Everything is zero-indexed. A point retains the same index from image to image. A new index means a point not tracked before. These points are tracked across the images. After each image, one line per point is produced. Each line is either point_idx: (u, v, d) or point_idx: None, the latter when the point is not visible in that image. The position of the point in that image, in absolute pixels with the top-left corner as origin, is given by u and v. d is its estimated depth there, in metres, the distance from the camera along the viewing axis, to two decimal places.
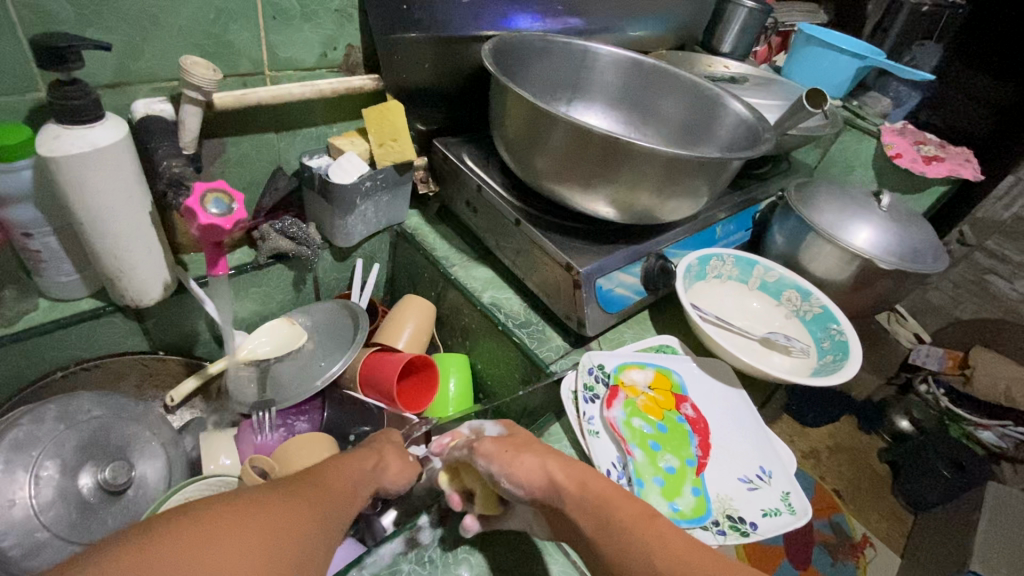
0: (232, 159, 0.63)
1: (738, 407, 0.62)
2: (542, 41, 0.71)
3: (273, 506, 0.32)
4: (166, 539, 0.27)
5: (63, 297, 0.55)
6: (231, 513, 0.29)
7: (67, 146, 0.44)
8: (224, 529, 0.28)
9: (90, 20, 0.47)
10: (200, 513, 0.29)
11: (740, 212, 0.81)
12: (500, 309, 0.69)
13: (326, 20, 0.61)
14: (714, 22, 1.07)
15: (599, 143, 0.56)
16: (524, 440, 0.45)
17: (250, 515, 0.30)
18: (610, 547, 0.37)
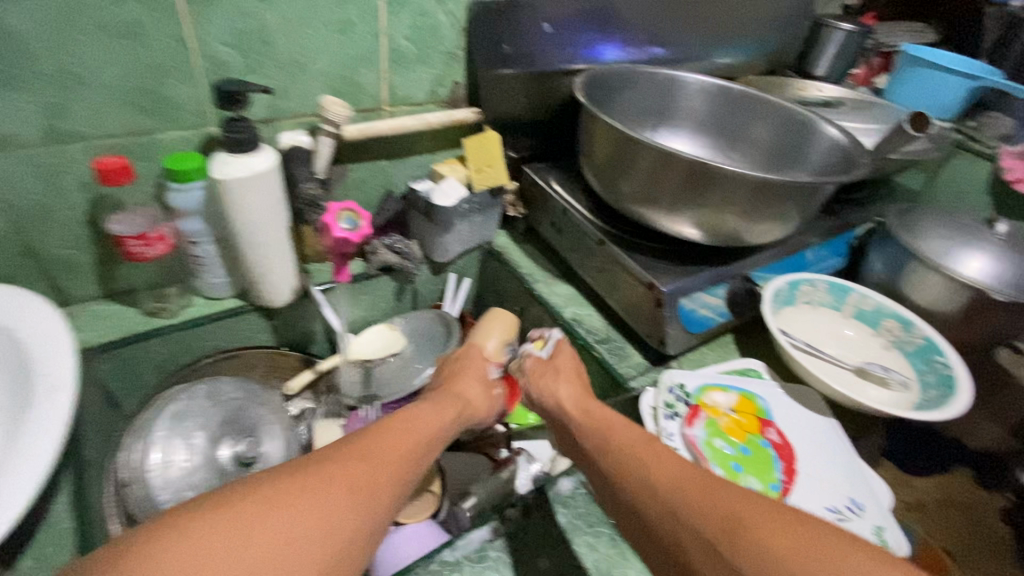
0: (352, 182, 0.73)
1: (827, 436, 0.61)
2: (630, 72, 0.75)
3: (303, 496, 0.33)
4: (200, 537, 0.30)
5: (214, 296, 0.65)
6: (252, 512, 0.32)
7: (235, 171, 0.53)
8: (256, 530, 0.31)
9: (254, 68, 0.57)
10: (223, 513, 0.31)
11: (834, 238, 0.78)
12: (582, 324, 0.72)
13: (438, 61, 0.69)
14: (807, 46, 1.06)
15: (685, 167, 0.58)
16: (559, 366, 0.59)
17: (273, 513, 0.32)
18: (618, 471, 0.43)
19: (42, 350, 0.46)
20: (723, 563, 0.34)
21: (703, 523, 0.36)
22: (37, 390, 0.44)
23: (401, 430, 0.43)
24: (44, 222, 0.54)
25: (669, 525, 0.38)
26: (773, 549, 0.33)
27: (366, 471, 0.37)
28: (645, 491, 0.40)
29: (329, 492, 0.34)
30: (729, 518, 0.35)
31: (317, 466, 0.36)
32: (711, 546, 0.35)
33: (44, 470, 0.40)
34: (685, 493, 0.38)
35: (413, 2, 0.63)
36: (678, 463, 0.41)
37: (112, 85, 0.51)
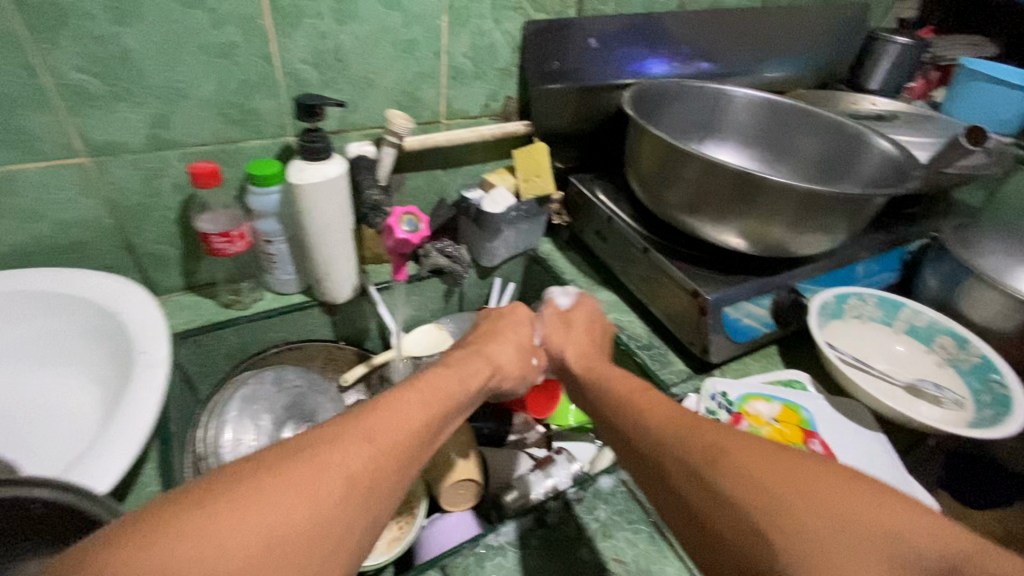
0: (409, 190, 0.78)
1: (876, 452, 0.60)
2: (678, 86, 0.77)
3: (308, 478, 0.31)
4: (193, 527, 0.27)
5: (283, 292, 0.71)
6: (252, 496, 0.29)
7: (309, 177, 0.58)
8: (257, 516, 0.28)
9: (328, 84, 0.62)
10: (216, 505, 0.28)
11: (884, 253, 0.77)
12: (624, 331, 0.73)
13: (493, 77, 0.73)
14: (860, 60, 1.05)
15: (732, 179, 0.60)
16: (575, 319, 0.64)
17: (276, 497, 0.29)
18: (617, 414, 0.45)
19: (141, 332, 0.52)
20: (703, 485, 0.35)
21: (690, 450, 0.37)
22: (136, 366, 0.49)
23: (413, 404, 0.39)
24: (142, 220, 0.61)
25: (660, 456, 0.39)
26: (753, 472, 0.34)
27: (370, 457, 0.34)
28: (642, 429, 0.42)
29: (328, 481, 0.31)
30: (714, 445, 0.37)
31: (317, 451, 0.32)
32: (695, 471, 0.36)
33: (144, 435, 0.45)
34: (678, 429, 0.40)
35: (473, 23, 0.67)
36: (672, 406, 0.42)
37: (207, 98, 0.57)
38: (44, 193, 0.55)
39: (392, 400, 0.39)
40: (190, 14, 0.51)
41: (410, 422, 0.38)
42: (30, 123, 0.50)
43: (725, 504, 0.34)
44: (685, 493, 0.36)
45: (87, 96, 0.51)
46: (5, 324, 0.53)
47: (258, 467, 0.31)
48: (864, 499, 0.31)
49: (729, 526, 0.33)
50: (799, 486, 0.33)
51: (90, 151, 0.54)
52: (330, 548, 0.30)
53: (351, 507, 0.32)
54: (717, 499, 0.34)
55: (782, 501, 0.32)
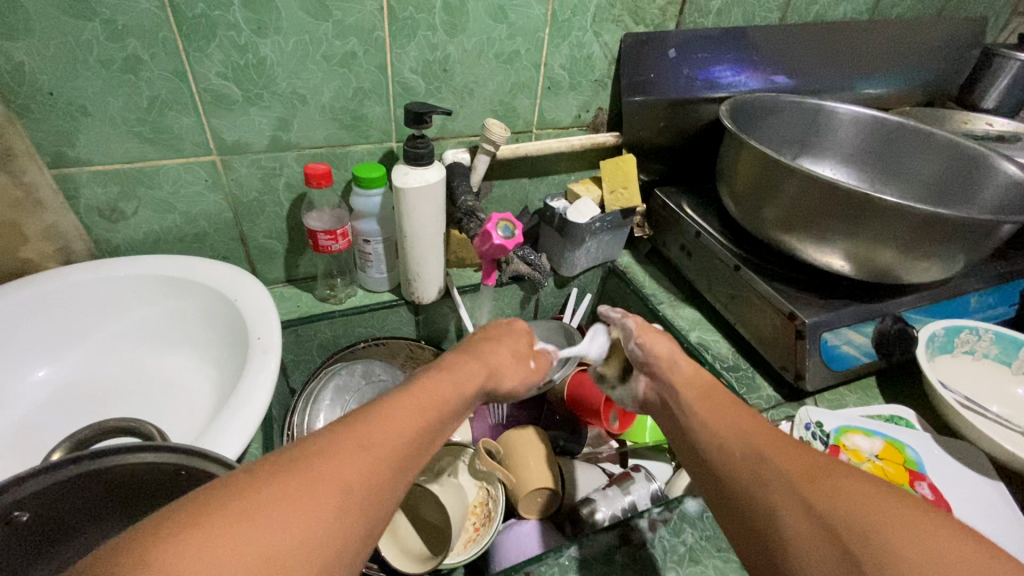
0: (496, 196, 0.79)
1: (995, 502, 0.55)
2: (778, 100, 0.75)
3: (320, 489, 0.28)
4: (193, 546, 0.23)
5: (374, 289, 0.74)
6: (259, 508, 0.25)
7: (413, 181, 0.61)
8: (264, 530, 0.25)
9: (433, 93, 0.65)
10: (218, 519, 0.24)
11: (1002, 285, 0.71)
12: (708, 350, 0.71)
13: (587, 89, 0.74)
14: (973, 76, 0.98)
15: (843, 199, 0.57)
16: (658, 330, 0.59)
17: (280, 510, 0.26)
18: (711, 427, 0.44)
19: (255, 319, 0.55)
20: (798, 499, 0.34)
21: (787, 467, 0.36)
22: (253, 349, 0.53)
23: (404, 411, 0.36)
24: (256, 215, 0.66)
25: (751, 465, 0.38)
26: (851, 495, 0.32)
27: (361, 465, 0.30)
28: (736, 440, 0.41)
29: (318, 489, 0.28)
30: (816, 467, 0.36)
31: (307, 462, 0.29)
32: (790, 484, 0.35)
33: (258, 417, 0.47)
34: (776, 445, 0.38)
35: (574, 35, 0.68)
36: (772, 428, 0.41)
37: (325, 104, 0.60)
38: (179, 187, 0.60)
39: (388, 408, 0.35)
40: (319, 25, 0.55)
41: (402, 431, 0.34)
42: (174, 123, 0.55)
43: (813, 517, 0.32)
44: (769, 499, 0.35)
45: (225, 100, 0.56)
46: (141, 304, 0.59)
47: (241, 484, 0.26)
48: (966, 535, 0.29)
49: (810, 536, 0.32)
50: (893, 508, 0.31)
51: (221, 150, 0.59)
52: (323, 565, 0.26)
53: (341, 515, 0.28)
54: (807, 509, 0.33)
55: (873, 520, 0.30)
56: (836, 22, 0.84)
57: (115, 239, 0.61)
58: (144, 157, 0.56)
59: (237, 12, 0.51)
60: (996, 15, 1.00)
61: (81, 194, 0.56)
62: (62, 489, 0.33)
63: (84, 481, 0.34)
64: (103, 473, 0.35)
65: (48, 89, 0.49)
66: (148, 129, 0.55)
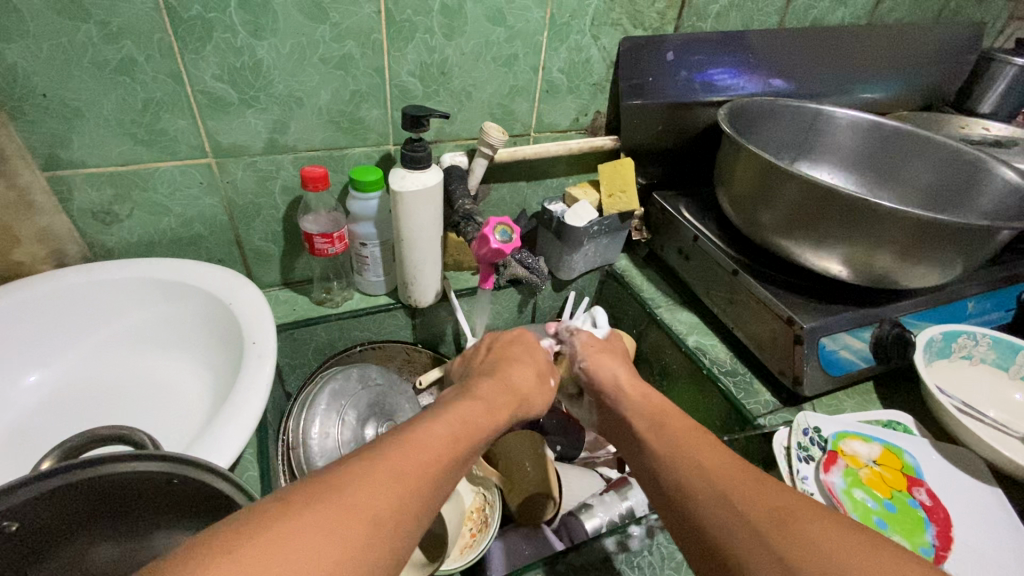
0: (494, 200, 0.79)
1: (993, 509, 0.55)
2: (776, 104, 0.74)
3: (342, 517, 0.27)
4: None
5: (371, 292, 0.74)
6: (288, 539, 0.25)
7: (410, 185, 0.60)
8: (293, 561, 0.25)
9: (431, 96, 0.65)
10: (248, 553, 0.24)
11: (999, 290, 0.72)
12: (706, 354, 0.71)
13: (585, 92, 0.74)
14: (969, 82, 0.98)
15: (841, 204, 0.57)
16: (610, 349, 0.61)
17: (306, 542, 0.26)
18: (672, 456, 0.41)
19: (251, 324, 0.55)
20: (769, 550, 0.32)
21: (748, 509, 0.34)
22: (248, 354, 0.52)
23: (432, 435, 0.36)
24: (252, 217, 0.65)
25: (713, 510, 0.36)
26: (816, 545, 0.31)
27: (386, 492, 0.30)
28: (696, 475, 0.38)
29: (341, 515, 0.27)
30: (777, 509, 0.34)
31: (334, 490, 0.28)
32: (758, 531, 0.33)
33: (253, 423, 0.47)
34: (735, 483, 0.36)
35: (572, 39, 0.67)
36: (731, 459, 0.39)
37: (322, 107, 0.60)
38: (174, 189, 0.59)
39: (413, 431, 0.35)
40: (316, 28, 0.55)
41: (431, 455, 0.34)
42: (170, 126, 0.55)
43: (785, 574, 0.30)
44: (736, 549, 0.33)
45: (221, 102, 0.56)
46: (135, 308, 0.58)
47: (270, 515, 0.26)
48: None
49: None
50: (870, 564, 0.30)
51: (216, 152, 0.58)
52: None
53: (374, 538, 0.28)
54: (778, 563, 0.31)
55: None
56: (834, 26, 0.84)
57: (109, 242, 0.61)
58: (139, 160, 0.56)
59: (233, 14, 0.51)
60: (993, 20, 1.00)
61: (74, 197, 0.56)
62: (56, 497, 0.33)
63: (78, 489, 0.34)
64: (97, 482, 0.34)
65: (41, 90, 0.49)
66: (143, 131, 0.54)
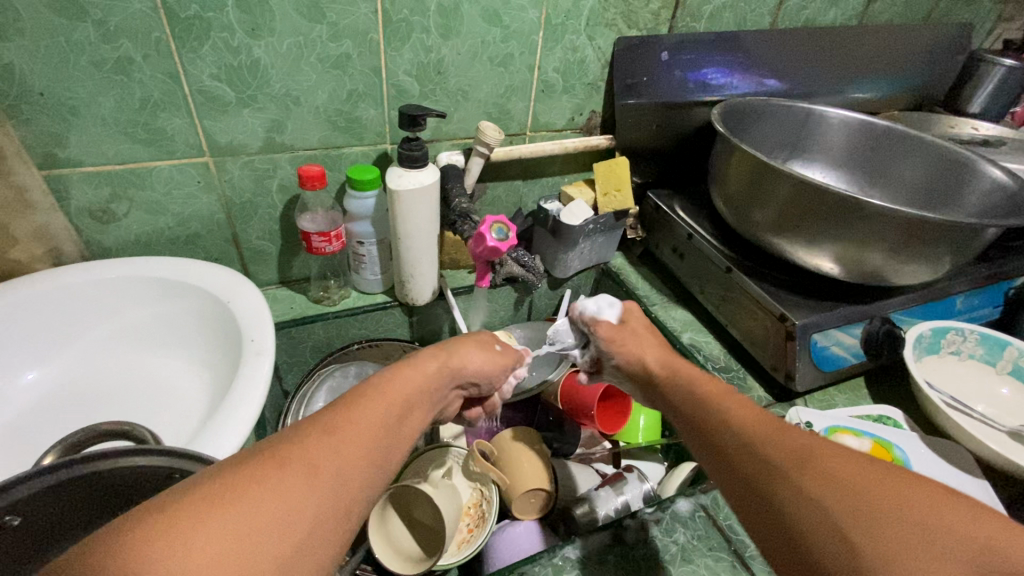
0: (490, 198, 0.80)
1: (981, 501, 0.56)
2: (767, 104, 0.75)
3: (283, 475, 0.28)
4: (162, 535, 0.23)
5: (367, 290, 0.75)
6: (229, 498, 0.26)
7: (408, 184, 0.61)
8: (235, 516, 0.25)
9: (427, 96, 0.65)
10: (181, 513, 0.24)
11: (987, 287, 0.73)
12: (700, 351, 0.72)
13: (580, 91, 0.74)
14: (958, 82, 0.99)
15: (832, 202, 0.58)
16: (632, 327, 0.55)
17: (248, 499, 0.26)
18: (695, 403, 0.42)
19: (248, 321, 0.55)
20: (788, 482, 0.32)
21: (773, 450, 0.34)
22: (247, 351, 0.52)
23: (377, 399, 0.36)
24: (249, 216, 0.65)
25: (738, 448, 0.36)
26: (846, 478, 0.31)
27: (334, 453, 0.31)
28: (719, 421, 0.38)
29: (292, 478, 0.28)
30: (805, 449, 0.34)
31: (274, 454, 0.29)
32: (785, 468, 0.33)
33: (252, 419, 0.47)
34: (757, 426, 0.36)
35: (567, 39, 0.68)
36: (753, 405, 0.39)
37: (319, 106, 0.60)
38: (171, 188, 0.60)
39: (355, 398, 0.35)
40: (314, 28, 0.55)
41: (374, 418, 0.34)
42: (167, 125, 0.55)
43: (815, 505, 0.30)
44: (765, 487, 0.33)
45: (218, 101, 0.56)
46: (133, 306, 0.58)
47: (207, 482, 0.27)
48: (959, 512, 0.29)
49: (812, 526, 0.30)
50: (887, 485, 0.30)
51: (214, 151, 0.59)
52: (304, 539, 0.27)
53: (321, 491, 0.29)
54: (810, 495, 0.31)
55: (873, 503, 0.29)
56: (826, 27, 0.85)
57: (106, 241, 0.61)
58: (135, 158, 0.56)
59: (231, 13, 0.51)
60: (982, 21, 1.01)
61: (71, 195, 0.56)
62: (60, 491, 0.34)
63: (79, 483, 0.34)
64: (100, 476, 0.35)
65: (38, 89, 0.49)
66: (140, 130, 0.55)
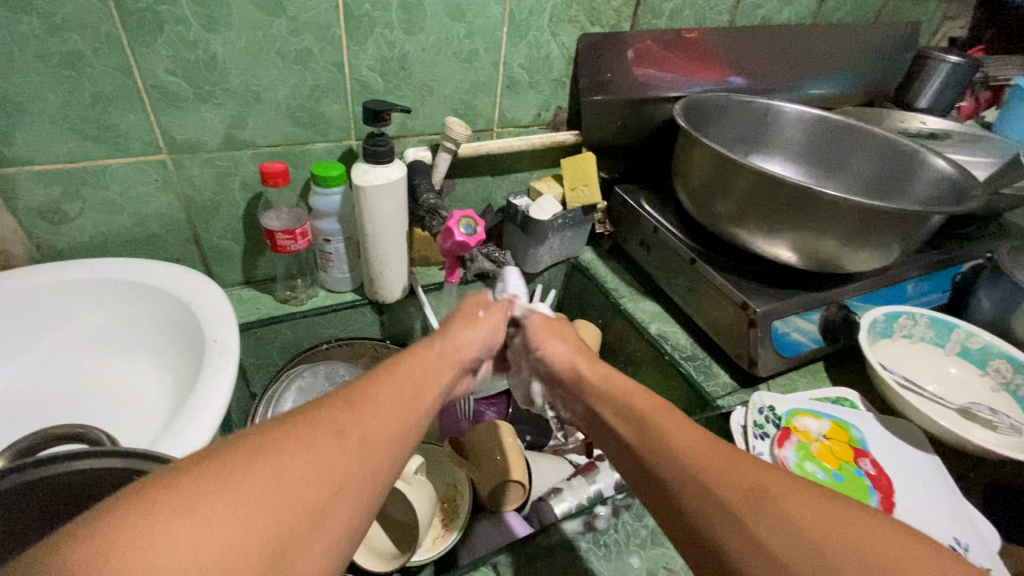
0: (459, 196, 0.80)
1: (931, 475, 0.59)
2: (728, 100, 0.78)
3: (314, 440, 0.30)
4: (204, 483, 0.25)
5: (336, 289, 0.74)
6: (264, 456, 0.28)
7: (373, 179, 0.60)
8: (271, 474, 0.27)
9: (392, 91, 0.65)
10: (221, 464, 0.27)
11: (936, 272, 0.76)
12: (667, 341, 0.74)
13: (546, 87, 0.75)
14: (907, 79, 1.03)
15: (788, 192, 0.60)
16: (562, 329, 0.58)
17: (280, 459, 0.28)
18: (643, 430, 0.40)
19: (212, 321, 0.54)
20: (742, 526, 0.32)
21: (723, 488, 0.33)
22: (211, 352, 0.51)
23: (396, 378, 0.38)
24: (210, 215, 0.64)
25: (685, 486, 0.35)
26: (799, 520, 0.31)
27: (358, 420, 0.33)
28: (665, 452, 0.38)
29: (321, 441, 0.30)
30: (754, 488, 0.33)
31: (304, 420, 0.31)
32: (734, 512, 0.32)
33: (215, 421, 0.46)
34: (705, 456, 0.36)
35: (531, 35, 0.69)
36: (696, 430, 0.39)
37: (281, 102, 0.60)
38: (127, 187, 0.58)
39: (372, 377, 0.37)
40: (273, 22, 0.54)
41: (397, 393, 0.37)
42: (121, 121, 0.54)
43: (770, 558, 0.30)
44: (720, 535, 0.32)
45: (174, 97, 0.54)
46: (90, 310, 0.56)
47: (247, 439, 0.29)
48: (908, 545, 0.30)
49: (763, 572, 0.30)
50: (837, 524, 0.31)
51: (171, 148, 0.57)
52: (333, 496, 0.29)
53: (348, 452, 0.31)
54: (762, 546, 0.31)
55: (829, 553, 0.29)
56: (782, 25, 0.88)
57: (58, 243, 0.59)
58: (87, 156, 0.54)
59: (185, 7, 0.50)
60: (929, 20, 1.06)
61: (19, 195, 0.54)
62: (12, 499, 0.33)
63: (32, 489, 0.33)
64: (53, 482, 0.33)
65: None
66: (91, 127, 0.53)
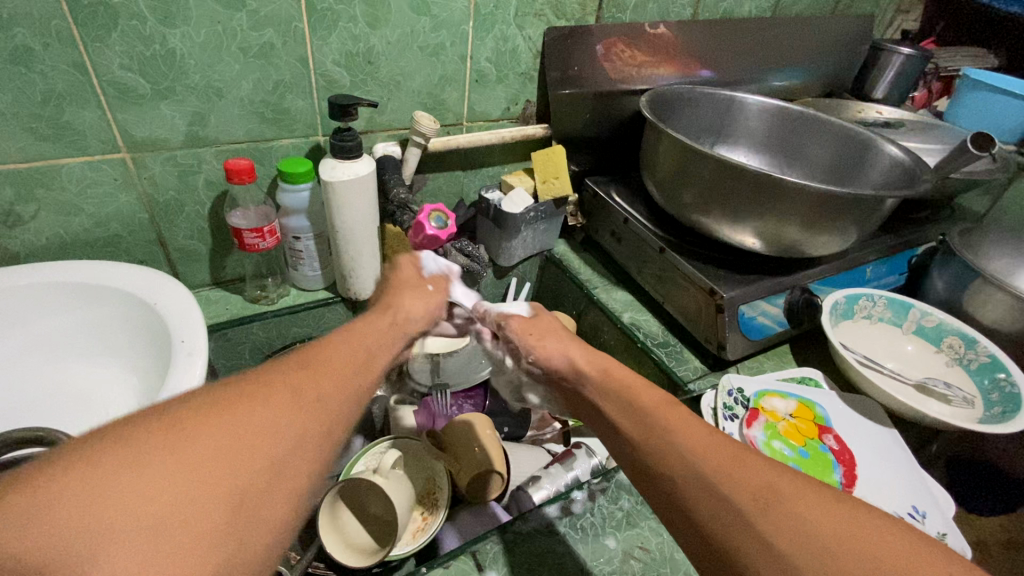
0: (431, 190, 0.80)
1: (891, 448, 0.61)
2: (692, 92, 0.79)
3: (270, 397, 0.32)
4: (163, 434, 0.27)
5: (308, 288, 0.73)
6: (222, 410, 0.29)
7: (341, 175, 0.60)
8: (229, 427, 0.29)
9: (359, 86, 0.65)
10: (179, 416, 0.28)
11: (892, 255, 0.80)
12: (640, 329, 0.75)
13: (514, 81, 0.75)
14: (864, 70, 1.07)
15: (750, 179, 0.61)
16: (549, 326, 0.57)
17: (238, 413, 0.30)
18: (652, 432, 0.40)
19: (179, 322, 0.53)
20: (754, 530, 0.32)
21: (734, 492, 0.34)
22: (179, 354, 0.50)
23: (346, 342, 0.40)
24: (174, 214, 0.63)
25: (698, 491, 0.35)
26: (813, 524, 0.32)
27: (310, 379, 0.34)
28: (678, 458, 0.38)
29: (277, 398, 0.32)
30: (764, 490, 0.34)
31: (258, 379, 0.33)
32: (747, 516, 0.33)
33: None
34: (717, 458, 0.36)
35: (498, 29, 0.69)
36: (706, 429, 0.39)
37: (244, 97, 0.59)
38: (85, 187, 0.56)
39: (324, 343, 0.39)
40: (232, 16, 0.53)
41: (348, 358, 0.38)
42: (76, 118, 0.52)
43: (780, 560, 0.31)
44: (733, 542, 0.33)
45: (132, 93, 0.53)
46: (49, 314, 0.54)
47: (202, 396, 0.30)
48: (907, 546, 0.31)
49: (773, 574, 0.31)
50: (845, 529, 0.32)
51: (130, 146, 0.56)
52: (291, 448, 0.31)
53: (302, 408, 0.32)
54: (774, 551, 0.31)
55: (842, 557, 0.30)
56: (743, 18, 0.90)
57: (13, 246, 0.57)
58: (42, 155, 0.53)
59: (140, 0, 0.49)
60: (882, 14, 1.10)
61: None
62: None
63: None
64: None
65: None
66: (44, 125, 0.51)
